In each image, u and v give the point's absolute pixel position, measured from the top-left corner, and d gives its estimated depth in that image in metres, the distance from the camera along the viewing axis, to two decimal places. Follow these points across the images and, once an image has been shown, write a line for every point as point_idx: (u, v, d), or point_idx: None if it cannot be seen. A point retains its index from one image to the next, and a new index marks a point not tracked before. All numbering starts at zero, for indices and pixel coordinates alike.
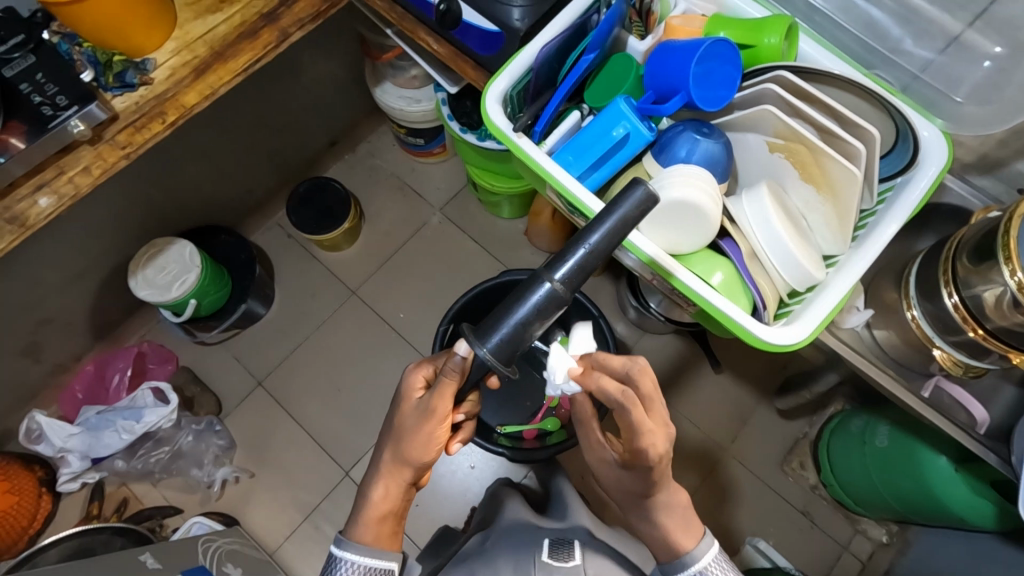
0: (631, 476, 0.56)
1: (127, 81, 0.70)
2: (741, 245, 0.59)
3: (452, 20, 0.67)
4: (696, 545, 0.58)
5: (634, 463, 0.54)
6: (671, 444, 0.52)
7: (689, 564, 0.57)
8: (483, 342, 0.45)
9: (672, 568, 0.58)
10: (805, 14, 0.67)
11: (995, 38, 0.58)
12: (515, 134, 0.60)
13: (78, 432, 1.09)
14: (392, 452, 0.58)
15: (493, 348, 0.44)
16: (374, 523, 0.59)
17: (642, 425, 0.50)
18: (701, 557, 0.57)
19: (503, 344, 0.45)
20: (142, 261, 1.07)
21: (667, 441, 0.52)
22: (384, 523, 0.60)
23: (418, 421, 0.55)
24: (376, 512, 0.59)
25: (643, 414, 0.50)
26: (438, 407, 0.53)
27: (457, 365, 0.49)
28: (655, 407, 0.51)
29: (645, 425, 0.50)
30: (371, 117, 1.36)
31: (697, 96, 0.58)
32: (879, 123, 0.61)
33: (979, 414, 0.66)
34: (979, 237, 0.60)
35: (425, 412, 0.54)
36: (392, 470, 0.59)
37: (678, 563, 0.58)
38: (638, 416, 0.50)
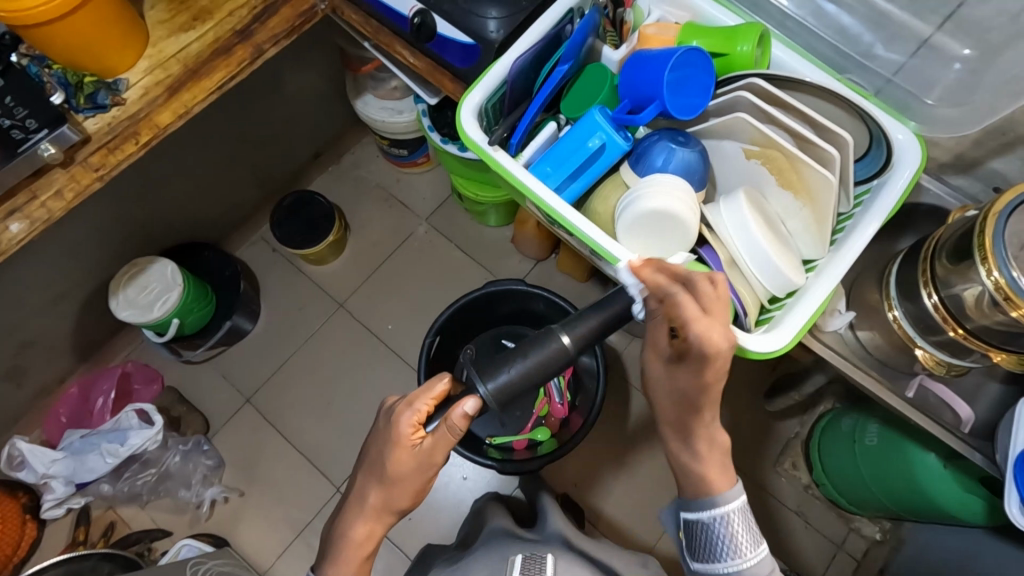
0: (683, 373, 0.51)
1: (100, 102, 0.69)
2: (720, 253, 0.59)
3: (428, 34, 0.67)
4: (730, 487, 0.54)
5: (685, 354, 0.50)
6: (731, 343, 0.49)
7: (714, 506, 0.54)
8: (487, 380, 0.52)
9: (695, 504, 0.55)
10: (778, 20, 0.67)
11: (964, 41, 0.59)
12: (490, 147, 0.60)
13: (62, 457, 1.08)
14: (374, 496, 0.60)
15: (493, 388, 0.51)
16: (356, 564, 0.61)
17: (689, 313, 0.48)
18: (727, 502, 0.54)
19: (502, 386, 0.52)
20: (123, 280, 1.05)
21: (726, 339, 0.49)
22: (368, 560, 0.62)
23: (415, 470, 0.57)
24: (358, 555, 0.61)
25: (694, 310, 0.48)
26: (438, 456, 0.57)
27: (462, 420, 0.53)
28: (715, 311, 0.48)
29: (694, 309, 0.48)
30: (354, 129, 1.36)
31: (671, 104, 0.58)
32: (853, 128, 0.61)
33: (965, 412, 0.66)
34: (956, 237, 0.61)
35: (425, 463, 0.57)
36: (375, 512, 0.60)
37: (704, 500, 0.54)
38: (687, 302, 0.48)
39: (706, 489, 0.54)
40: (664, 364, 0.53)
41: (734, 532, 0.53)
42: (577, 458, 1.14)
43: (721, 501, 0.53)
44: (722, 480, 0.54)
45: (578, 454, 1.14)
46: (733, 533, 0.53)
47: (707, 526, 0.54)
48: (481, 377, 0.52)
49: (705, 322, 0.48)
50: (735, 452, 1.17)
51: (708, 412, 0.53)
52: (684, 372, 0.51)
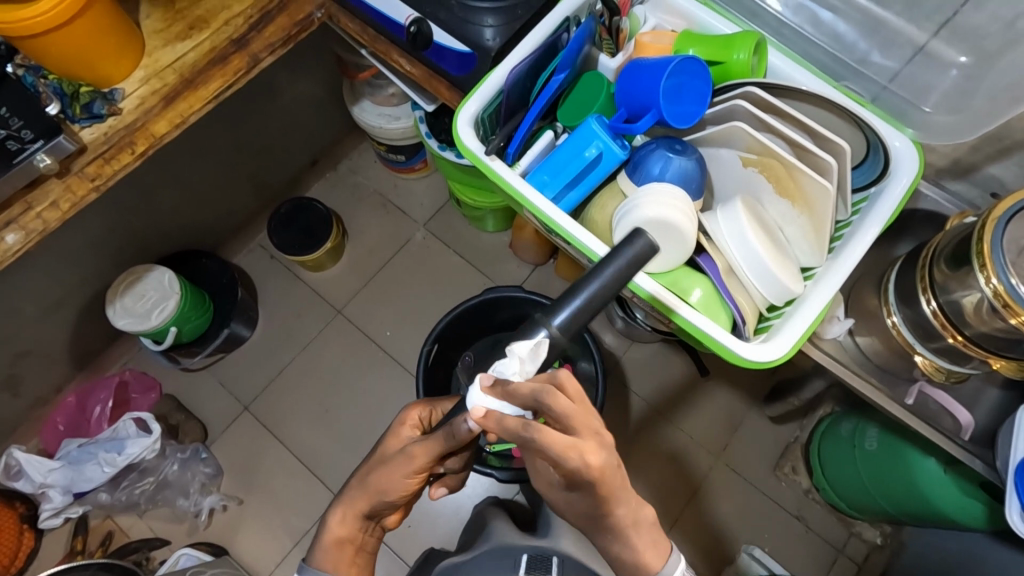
0: (580, 497, 0.45)
1: (95, 112, 0.68)
2: (718, 261, 0.58)
3: (424, 41, 0.66)
4: (664, 566, 0.52)
5: (577, 485, 0.42)
6: (613, 451, 0.41)
7: None
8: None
9: None
10: (775, 28, 0.67)
11: (960, 47, 0.59)
12: (488, 157, 0.59)
13: (59, 466, 1.07)
14: (359, 479, 0.61)
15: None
16: (331, 552, 0.60)
17: (555, 448, 0.38)
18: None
19: None
20: (120, 289, 1.05)
21: (603, 449, 0.40)
22: (342, 551, 0.61)
23: (395, 461, 0.57)
24: (332, 537, 0.61)
25: (558, 435, 0.38)
26: (416, 455, 0.55)
27: (461, 435, 0.51)
28: (586, 411, 0.39)
29: (562, 442, 0.38)
30: (351, 135, 1.36)
31: (669, 113, 0.58)
32: (850, 135, 0.61)
33: (965, 419, 0.66)
34: (955, 243, 0.60)
35: (402, 456, 0.56)
36: (353, 500, 0.60)
37: None
38: (547, 437, 0.38)
39: (636, 572, 0.52)
40: (558, 489, 0.46)
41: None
42: None
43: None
44: (655, 562, 0.52)
45: None
46: None
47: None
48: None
49: (572, 445, 0.38)
50: (734, 456, 1.17)
51: (619, 513, 0.47)
52: (573, 497, 0.45)
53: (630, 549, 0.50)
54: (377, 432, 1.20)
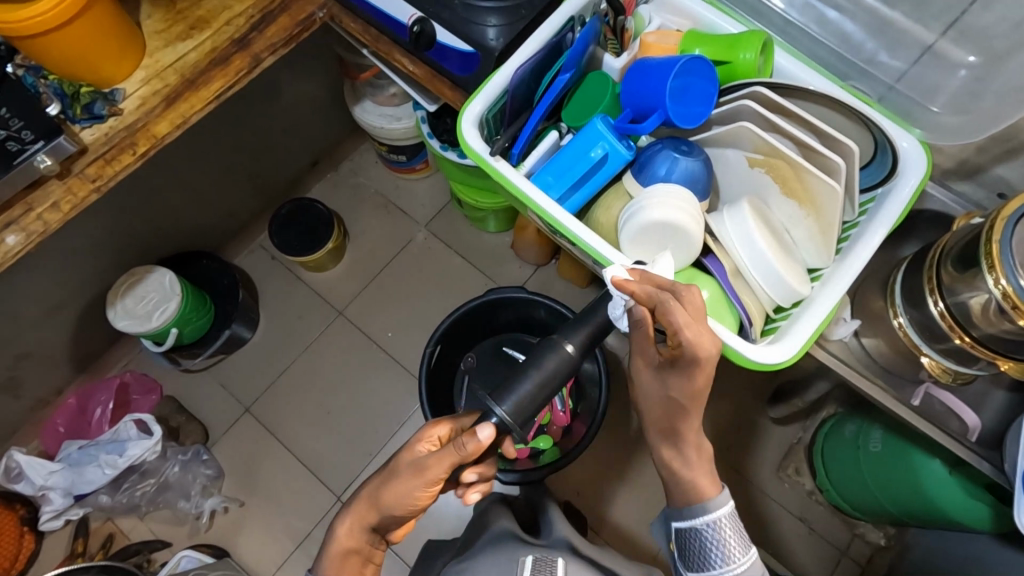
0: (674, 379, 0.52)
1: (95, 113, 0.68)
2: (725, 262, 0.58)
3: (427, 41, 0.66)
4: (717, 495, 0.56)
5: (676, 360, 0.51)
6: (718, 350, 0.51)
7: (702, 515, 0.55)
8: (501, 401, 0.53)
9: (688, 513, 0.56)
10: (781, 28, 0.67)
11: (967, 48, 0.58)
12: (492, 157, 0.59)
13: (60, 468, 1.06)
14: (367, 488, 0.61)
15: (509, 410, 0.53)
16: (340, 557, 0.60)
17: (679, 319, 0.49)
18: (717, 508, 0.55)
19: (517, 407, 0.53)
20: (121, 291, 1.05)
21: (714, 346, 0.50)
22: (348, 562, 0.60)
23: (408, 473, 0.57)
24: (340, 546, 0.60)
25: (684, 316, 0.49)
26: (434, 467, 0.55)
27: (473, 444, 0.52)
28: (699, 316, 0.50)
29: (683, 317, 0.49)
30: (352, 136, 1.35)
31: (674, 113, 0.58)
32: (858, 136, 0.61)
33: (971, 420, 0.66)
34: (962, 245, 0.60)
35: (416, 469, 0.56)
36: (361, 511, 0.60)
37: (696, 507, 0.56)
38: (676, 310, 0.49)
39: (695, 496, 0.56)
40: (656, 373, 0.54)
41: (724, 533, 0.55)
42: (580, 465, 1.13)
43: (712, 507, 0.55)
44: (709, 488, 0.56)
45: (582, 461, 1.14)
46: (723, 540, 0.55)
47: (700, 534, 0.56)
48: (495, 399, 0.54)
49: (698, 333, 0.49)
50: (737, 458, 1.17)
51: (694, 418, 0.54)
52: (674, 377, 0.52)
53: (692, 472, 0.56)
54: (379, 433, 1.19)
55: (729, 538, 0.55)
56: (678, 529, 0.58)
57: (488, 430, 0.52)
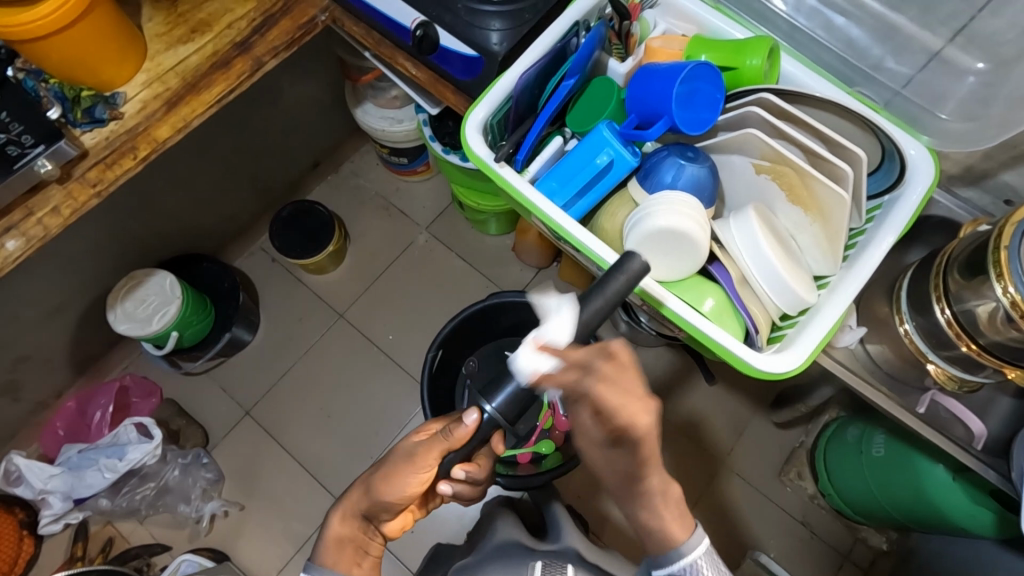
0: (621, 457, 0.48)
1: (97, 117, 0.67)
2: (731, 270, 0.58)
3: (430, 45, 0.65)
4: (688, 537, 0.53)
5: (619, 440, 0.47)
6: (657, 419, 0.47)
7: (678, 560, 0.52)
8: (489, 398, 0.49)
9: (660, 561, 0.54)
10: (787, 33, 0.67)
11: (976, 54, 0.58)
12: (496, 164, 0.59)
13: (60, 472, 1.06)
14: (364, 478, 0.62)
15: (500, 405, 0.49)
16: (336, 546, 0.58)
17: (612, 401, 0.45)
18: (691, 550, 0.52)
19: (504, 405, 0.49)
20: (121, 294, 1.04)
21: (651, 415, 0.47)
22: (343, 550, 0.58)
23: (402, 457, 0.59)
24: (336, 534, 0.59)
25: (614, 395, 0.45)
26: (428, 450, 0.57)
27: (466, 433, 0.53)
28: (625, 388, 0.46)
29: (614, 399, 0.45)
30: (353, 137, 1.35)
31: (681, 119, 0.57)
32: (866, 142, 0.60)
33: (977, 428, 0.65)
34: (969, 251, 0.60)
35: (410, 459, 0.58)
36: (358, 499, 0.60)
37: (669, 553, 0.53)
38: (606, 393, 0.45)
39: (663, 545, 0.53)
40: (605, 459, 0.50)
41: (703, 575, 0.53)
42: (582, 469, 1.13)
43: (684, 551, 0.52)
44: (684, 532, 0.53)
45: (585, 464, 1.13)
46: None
47: None
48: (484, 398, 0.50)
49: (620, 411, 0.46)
50: (738, 461, 1.17)
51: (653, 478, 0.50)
52: (620, 462, 0.49)
53: (664, 518, 0.52)
54: (379, 436, 1.19)
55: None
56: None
57: (474, 415, 0.52)
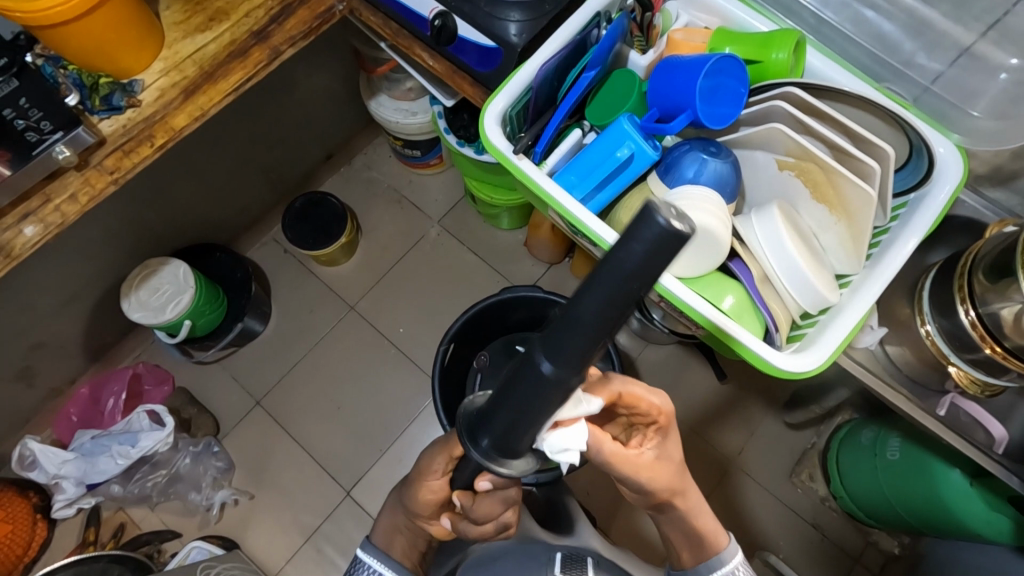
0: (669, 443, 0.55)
1: (114, 104, 0.67)
2: (753, 268, 0.57)
3: (448, 36, 0.65)
4: (726, 545, 0.61)
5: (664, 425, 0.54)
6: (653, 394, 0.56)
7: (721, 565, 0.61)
8: (476, 440, 0.36)
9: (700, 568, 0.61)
10: (813, 27, 0.65)
11: (1010, 50, 0.57)
12: (515, 156, 0.58)
13: (73, 457, 1.06)
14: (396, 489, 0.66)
15: (489, 446, 0.36)
16: (388, 532, 0.68)
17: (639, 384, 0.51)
18: (730, 558, 0.61)
19: (500, 443, 0.35)
20: (135, 282, 1.05)
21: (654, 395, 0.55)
22: (396, 536, 0.68)
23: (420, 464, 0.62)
24: (387, 526, 0.69)
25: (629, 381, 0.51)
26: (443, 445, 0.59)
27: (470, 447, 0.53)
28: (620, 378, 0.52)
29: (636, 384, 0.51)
30: (367, 129, 1.34)
31: (703, 113, 0.56)
32: (893, 138, 0.59)
33: (998, 432, 0.64)
34: (997, 252, 0.58)
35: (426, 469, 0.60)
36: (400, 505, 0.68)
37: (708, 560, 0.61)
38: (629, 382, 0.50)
39: (703, 553, 0.61)
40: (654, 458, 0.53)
41: None
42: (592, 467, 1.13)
43: (725, 556, 0.61)
44: (719, 542, 0.61)
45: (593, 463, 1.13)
46: None
47: None
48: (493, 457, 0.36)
49: (653, 398, 0.51)
50: (749, 463, 1.16)
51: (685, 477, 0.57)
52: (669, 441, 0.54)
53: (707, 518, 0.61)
54: (389, 429, 1.19)
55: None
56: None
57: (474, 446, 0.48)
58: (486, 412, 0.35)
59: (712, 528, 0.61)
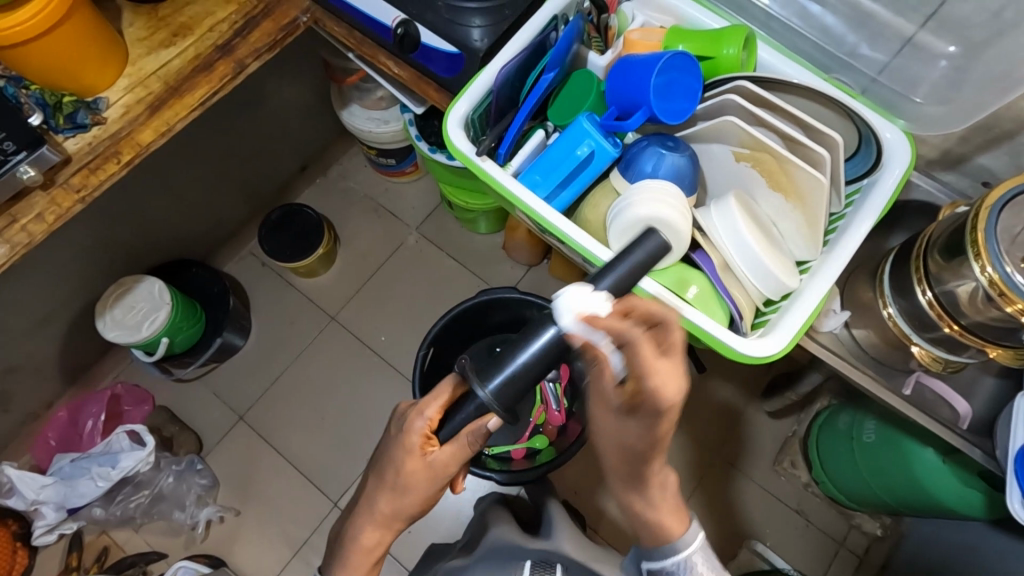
0: (633, 425, 0.41)
1: (78, 122, 0.67)
2: (714, 257, 0.58)
3: (412, 43, 0.66)
4: (686, 532, 0.51)
5: (637, 406, 0.40)
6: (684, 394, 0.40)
7: (675, 556, 0.52)
8: (485, 384, 0.49)
9: (655, 553, 0.53)
10: (763, 23, 0.67)
11: (947, 38, 0.59)
12: (478, 158, 0.59)
13: (52, 482, 1.04)
14: None
15: (493, 389, 0.48)
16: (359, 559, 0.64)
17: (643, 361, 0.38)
18: (686, 546, 0.51)
19: (502, 388, 0.48)
20: (110, 301, 1.04)
21: (678, 389, 0.39)
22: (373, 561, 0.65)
23: (423, 483, 0.58)
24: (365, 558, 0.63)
25: (654, 350, 0.38)
26: (414, 427, 0.57)
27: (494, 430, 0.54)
28: (668, 351, 0.39)
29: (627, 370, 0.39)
30: (341, 140, 1.35)
31: (659, 109, 0.57)
32: (842, 128, 0.61)
33: (962, 408, 0.66)
34: (948, 234, 0.60)
35: (436, 474, 0.57)
36: (383, 520, 0.61)
37: (664, 548, 0.51)
38: (642, 352, 0.38)
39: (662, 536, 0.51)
40: (615, 416, 0.42)
41: (696, 571, 0.52)
42: (577, 464, 1.13)
43: (680, 546, 0.51)
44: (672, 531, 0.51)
45: (578, 460, 1.14)
46: (696, 572, 0.52)
47: (670, 572, 0.53)
48: (481, 382, 0.49)
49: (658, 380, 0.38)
50: (732, 454, 1.17)
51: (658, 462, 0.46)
52: (631, 424, 0.41)
53: (660, 513, 0.50)
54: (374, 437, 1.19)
55: (701, 570, 0.52)
56: (648, 568, 0.54)
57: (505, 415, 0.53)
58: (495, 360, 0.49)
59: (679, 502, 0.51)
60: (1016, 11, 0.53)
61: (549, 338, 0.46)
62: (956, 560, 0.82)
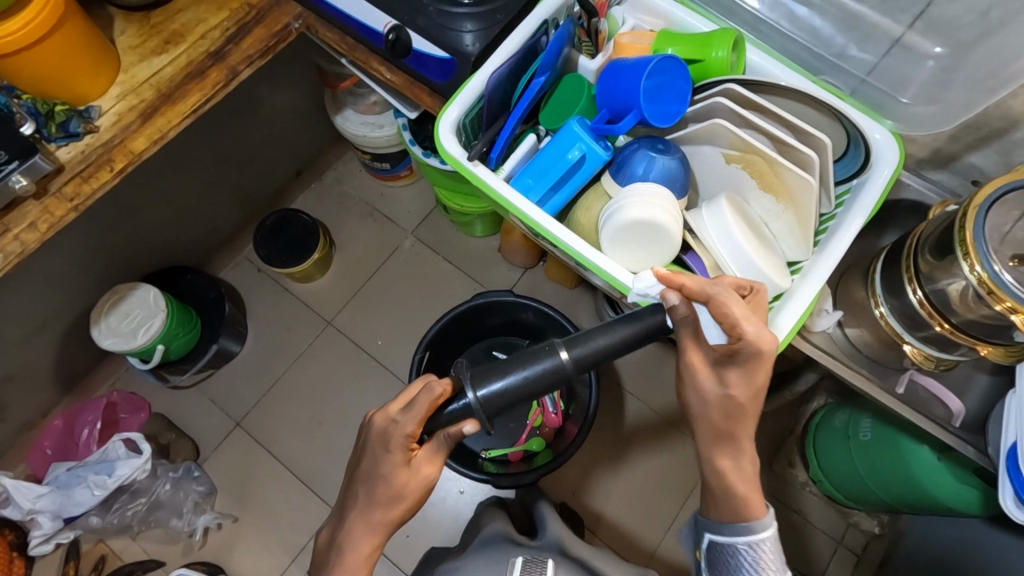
0: (734, 373, 0.50)
1: (71, 131, 0.67)
2: (705, 259, 0.59)
3: (403, 49, 0.66)
4: (764, 515, 0.52)
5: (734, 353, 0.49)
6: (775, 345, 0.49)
7: (745, 534, 0.52)
8: (478, 386, 0.51)
9: (725, 527, 0.53)
10: (752, 26, 0.67)
11: (935, 39, 0.59)
12: (470, 162, 0.59)
13: (48, 491, 1.03)
14: None
15: (482, 396, 0.51)
16: None
17: (736, 310, 0.47)
18: (760, 531, 0.51)
19: (491, 396, 0.51)
20: (105, 309, 1.03)
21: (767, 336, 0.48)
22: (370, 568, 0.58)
23: (410, 494, 0.55)
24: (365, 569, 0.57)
25: (740, 305, 0.48)
26: (396, 440, 0.54)
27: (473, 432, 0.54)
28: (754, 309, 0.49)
29: (738, 311, 0.47)
30: (336, 144, 1.35)
31: (649, 112, 0.58)
32: (831, 130, 0.62)
33: (955, 406, 0.67)
34: (938, 233, 0.61)
35: (422, 482, 0.56)
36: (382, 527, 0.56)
37: (739, 524, 0.52)
38: (730, 302, 0.48)
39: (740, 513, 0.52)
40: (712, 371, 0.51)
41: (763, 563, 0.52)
42: (575, 466, 1.13)
43: (753, 528, 0.51)
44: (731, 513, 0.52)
45: (576, 461, 1.14)
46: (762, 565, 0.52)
47: (735, 552, 0.53)
48: (474, 383, 0.51)
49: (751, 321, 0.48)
50: None
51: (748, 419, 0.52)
52: (735, 370, 0.50)
53: (741, 481, 0.52)
54: None
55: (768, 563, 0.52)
56: (711, 541, 0.54)
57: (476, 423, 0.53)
58: (493, 367, 0.52)
59: (748, 491, 0.52)
60: (1004, 11, 0.54)
61: (551, 365, 0.51)
62: (953, 556, 0.82)
